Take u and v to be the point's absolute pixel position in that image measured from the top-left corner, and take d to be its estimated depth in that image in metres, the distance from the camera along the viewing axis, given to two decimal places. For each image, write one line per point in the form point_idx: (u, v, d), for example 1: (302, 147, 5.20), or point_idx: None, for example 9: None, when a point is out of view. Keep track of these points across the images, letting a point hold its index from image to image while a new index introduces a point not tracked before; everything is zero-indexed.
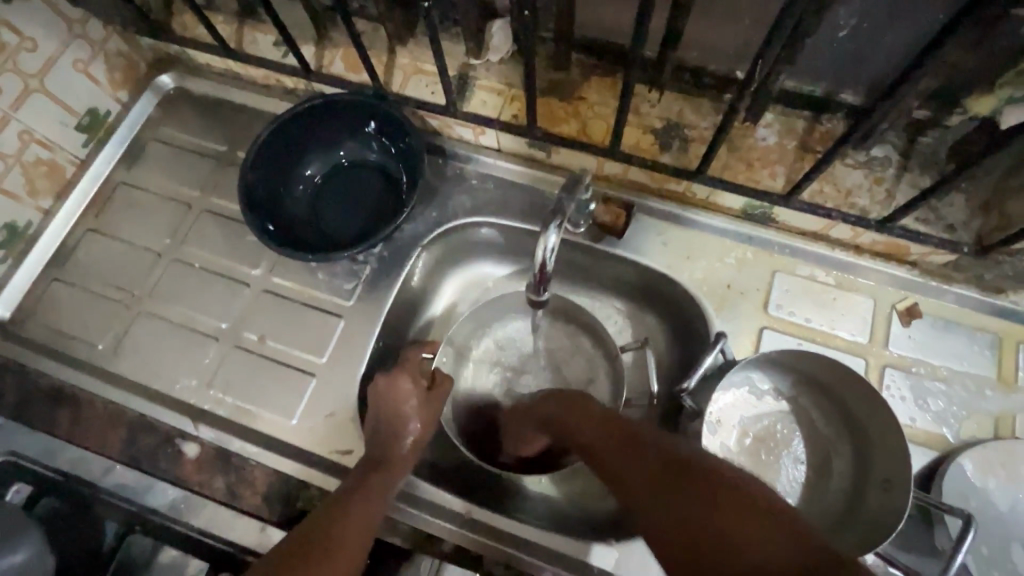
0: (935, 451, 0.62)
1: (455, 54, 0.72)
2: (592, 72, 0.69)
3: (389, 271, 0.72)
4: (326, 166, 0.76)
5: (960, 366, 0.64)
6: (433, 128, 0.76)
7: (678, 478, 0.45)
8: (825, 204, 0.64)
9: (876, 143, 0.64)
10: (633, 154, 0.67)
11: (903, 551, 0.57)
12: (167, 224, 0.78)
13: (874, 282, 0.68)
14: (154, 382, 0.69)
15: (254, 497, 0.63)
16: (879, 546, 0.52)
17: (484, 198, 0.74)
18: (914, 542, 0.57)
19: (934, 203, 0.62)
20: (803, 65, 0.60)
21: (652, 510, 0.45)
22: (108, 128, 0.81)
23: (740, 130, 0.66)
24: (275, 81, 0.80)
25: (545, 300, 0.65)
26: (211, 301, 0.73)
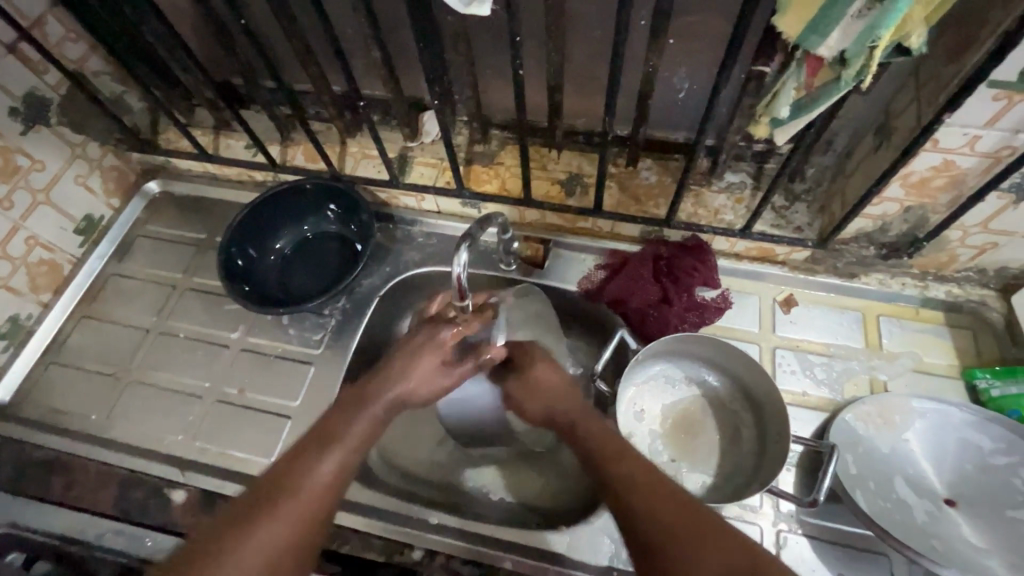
0: (825, 413, 0.73)
1: (395, 139, 0.89)
2: (506, 143, 0.87)
3: (352, 320, 0.84)
4: (294, 239, 0.89)
5: (835, 341, 0.78)
6: (382, 200, 0.91)
7: (658, 491, 0.51)
8: (699, 222, 0.79)
9: (732, 172, 0.81)
10: (545, 202, 0.82)
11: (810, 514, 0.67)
12: (154, 303, 0.89)
13: (756, 282, 0.83)
14: (145, 440, 0.77)
15: None
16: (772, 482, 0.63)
17: (429, 252, 0.89)
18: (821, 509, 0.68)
19: (783, 212, 0.78)
20: (660, 119, 0.78)
21: (634, 498, 0.51)
22: (101, 230, 0.93)
23: (627, 173, 0.83)
24: (248, 177, 0.96)
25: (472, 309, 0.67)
26: (195, 365, 0.82)
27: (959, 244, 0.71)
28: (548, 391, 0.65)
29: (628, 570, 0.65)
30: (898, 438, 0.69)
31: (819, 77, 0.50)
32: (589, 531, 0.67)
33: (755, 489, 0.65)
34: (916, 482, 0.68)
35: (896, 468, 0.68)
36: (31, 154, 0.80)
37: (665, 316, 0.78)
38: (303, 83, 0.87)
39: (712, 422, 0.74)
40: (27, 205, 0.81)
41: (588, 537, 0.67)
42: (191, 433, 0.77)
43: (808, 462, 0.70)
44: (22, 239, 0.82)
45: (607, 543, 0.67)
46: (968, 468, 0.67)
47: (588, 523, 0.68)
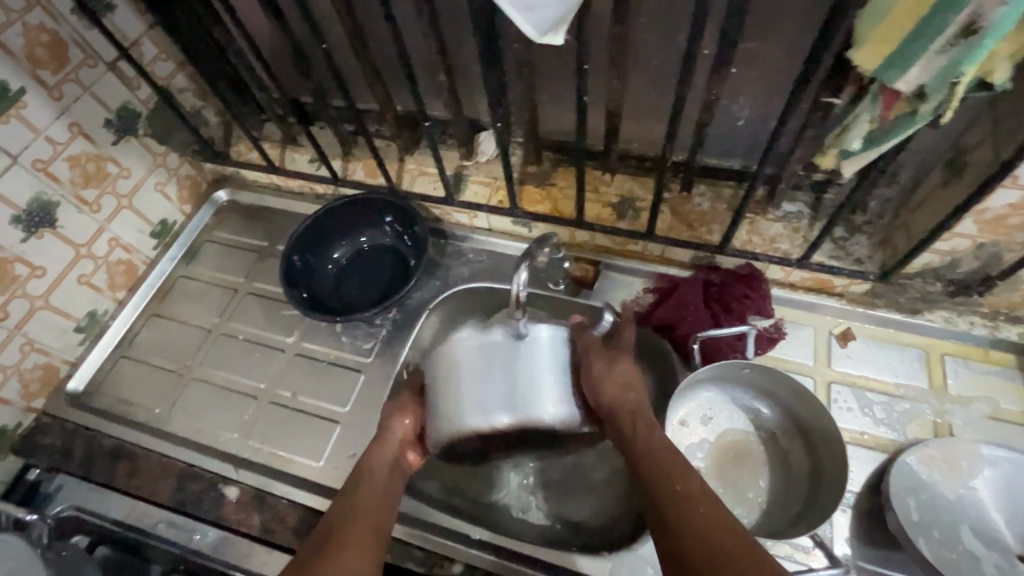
0: (884, 454, 0.70)
1: (451, 158, 0.92)
2: (559, 165, 0.88)
3: (402, 331, 0.86)
4: (350, 250, 0.92)
5: (896, 379, 0.75)
6: (436, 216, 0.94)
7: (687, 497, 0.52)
8: (754, 250, 0.79)
9: (790, 201, 0.79)
10: (596, 224, 0.83)
11: (868, 561, 0.65)
12: (217, 305, 0.93)
13: (812, 314, 0.81)
14: (200, 439, 0.81)
15: (285, 531, 0.72)
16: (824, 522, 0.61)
17: (479, 268, 0.91)
18: (880, 557, 0.65)
19: (842, 243, 0.77)
20: (717, 146, 0.78)
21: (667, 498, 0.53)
22: (173, 234, 0.99)
23: (680, 199, 0.83)
24: (309, 190, 1.01)
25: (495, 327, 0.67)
26: (250, 368, 0.86)
27: None
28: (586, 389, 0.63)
29: None
30: (965, 485, 0.66)
31: (894, 111, 0.49)
32: (629, 560, 0.67)
33: (808, 523, 0.62)
34: (985, 535, 0.63)
35: (963, 517, 0.64)
36: (119, 162, 0.87)
37: (713, 345, 0.77)
38: (368, 103, 0.91)
39: (762, 454, 0.72)
40: (113, 208, 0.88)
41: (629, 565, 0.67)
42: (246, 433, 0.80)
43: (863, 505, 0.68)
44: (106, 240, 0.88)
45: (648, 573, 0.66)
46: None
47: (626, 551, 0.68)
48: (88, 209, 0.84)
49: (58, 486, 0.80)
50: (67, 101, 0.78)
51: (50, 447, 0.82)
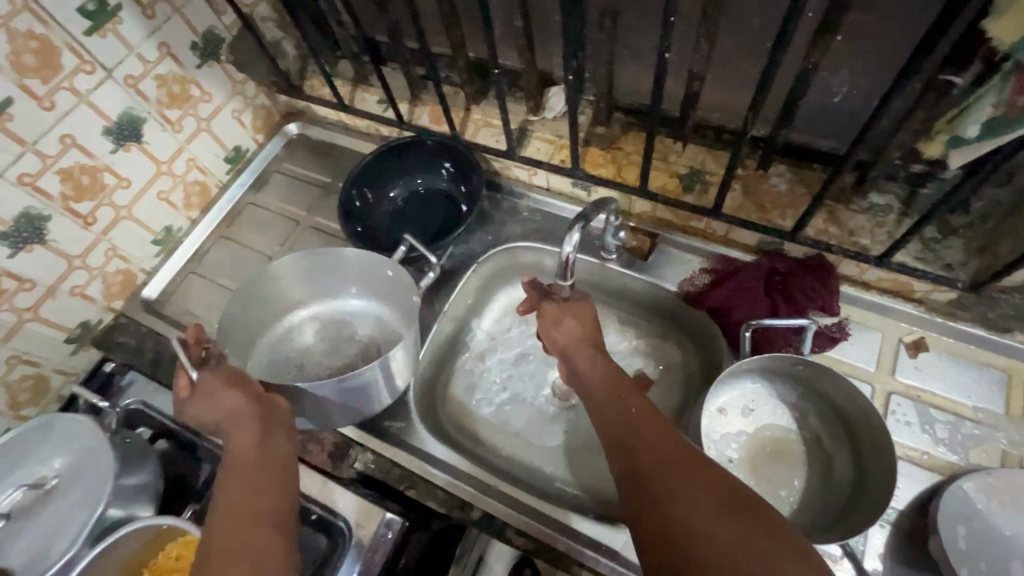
0: (940, 475, 0.65)
1: (517, 111, 0.89)
2: (629, 129, 0.84)
3: (449, 281, 0.87)
4: (406, 191, 0.93)
5: (966, 398, 0.68)
6: (495, 170, 0.93)
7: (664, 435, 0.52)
8: (829, 240, 0.73)
9: (878, 192, 0.72)
10: (659, 194, 0.79)
11: None
12: (279, 235, 0.98)
13: (883, 317, 0.74)
14: (286, 354, 0.83)
15: (321, 453, 0.77)
16: (862, 532, 0.57)
17: (532, 228, 0.89)
18: None
19: (932, 245, 0.69)
20: (804, 123, 0.72)
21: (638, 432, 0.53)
22: (246, 161, 1.04)
23: (754, 177, 0.77)
24: (375, 130, 1.01)
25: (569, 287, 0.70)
26: (298, 270, 0.81)
27: None
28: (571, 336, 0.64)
29: None
30: None
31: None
32: None
33: (837, 530, 0.60)
34: None
35: (1018, 554, 0.59)
36: (202, 86, 0.90)
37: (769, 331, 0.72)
38: (440, 46, 0.90)
39: (802, 454, 0.69)
40: (192, 130, 0.92)
41: None
42: (332, 322, 0.85)
43: (905, 524, 0.64)
44: (184, 160, 0.93)
45: None
46: None
47: None
48: (171, 128, 0.88)
49: (130, 380, 0.87)
50: (159, 21, 0.81)
51: (124, 344, 0.89)
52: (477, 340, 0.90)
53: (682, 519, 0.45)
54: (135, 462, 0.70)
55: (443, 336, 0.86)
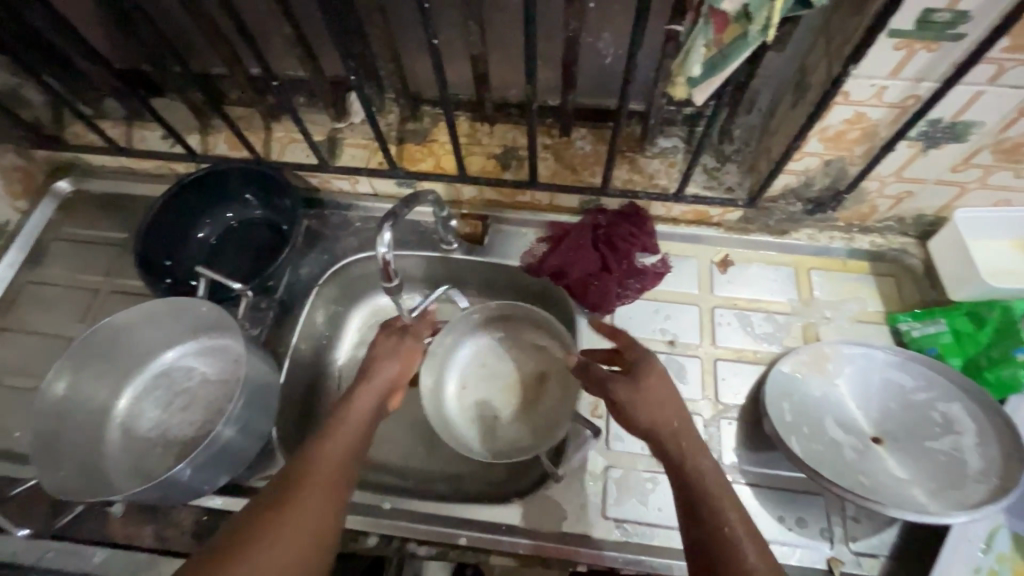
0: (763, 366, 0.75)
1: (322, 123, 0.86)
2: (438, 119, 0.85)
3: (291, 311, 0.81)
4: (218, 229, 0.85)
5: (769, 296, 0.80)
6: (315, 186, 0.88)
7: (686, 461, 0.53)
8: (635, 187, 0.80)
9: (664, 136, 0.81)
10: (480, 177, 0.81)
11: (756, 465, 0.70)
12: (75, 310, 0.83)
13: (696, 245, 0.84)
14: (112, 446, 0.70)
15: (183, 537, 0.67)
16: None
17: (368, 236, 0.86)
18: (767, 459, 0.70)
19: (715, 172, 0.79)
20: (588, 86, 0.78)
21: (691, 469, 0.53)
22: (9, 236, 0.87)
23: (562, 144, 0.82)
24: (168, 170, 0.91)
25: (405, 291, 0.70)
26: (87, 356, 0.69)
27: (878, 195, 0.73)
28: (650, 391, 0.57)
29: (580, 535, 0.66)
30: (829, 383, 0.72)
31: (728, 33, 0.50)
32: (542, 501, 0.68)
33: None
34: (847, 425, 0.70)
35: (829, 410, 0.71)
36: None
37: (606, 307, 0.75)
38: (217, 67, 0.83)
39: None
40: None
41: (539, 505, 0.67)
42: (168, 385, 0.75)
43: (748, 415, 0.73)
44: None
45: (569, 511, 0.67)
46: (894, 407, 0.70)
47: (542, 495, 0.68)
48: None
49: None
50: None
51: None
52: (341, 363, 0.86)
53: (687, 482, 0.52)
54: None
55: (299, 370, 0.80)
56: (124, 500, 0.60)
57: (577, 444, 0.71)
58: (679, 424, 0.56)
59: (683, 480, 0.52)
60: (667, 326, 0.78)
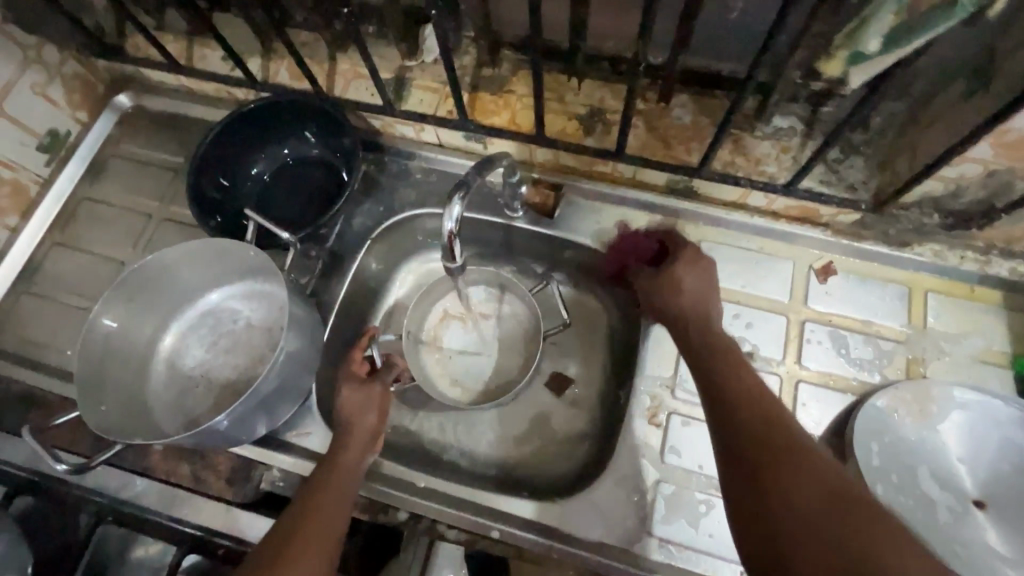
0: (852, 396, 0.66)
1: (391, 58, 0.77)
2: (519, 67, 0.75)
3: (341, 263, 0.76)
4: (273, 164, 0.80)
5: (873, 317, 0.69)
6: (377, 128, 0.81)
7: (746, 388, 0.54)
8: (736, 173, 0.69)
9: (780, 114, 0.69)
10: (559, 140, 0.72)
11: None
12: (129, 234, 0.82)
13: (794, 246, 0.73)
14: (158, 382, 0.70)
15: (218, 481, 0.67)
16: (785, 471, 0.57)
17: (428, 191, 0.79)
18: None
19: (835, 165, 0.68)
20: (702, 45, 0.65)
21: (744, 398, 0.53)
22: (69, 148, 0.85)
23: (657, 111, 0.71)
24: (227, 94, 0.85)
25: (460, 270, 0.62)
26: (135, 289, 0.66)
27: None
28: (693, 291, 0.63)
29: (620, 549, 0.61)
30: (930, 427, 0.63)
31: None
32: (583, 506, 0.63)
33: None
34: (942, 478, 0.62)
35: (923, 457, 0.62)
36: None
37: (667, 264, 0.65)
38: None
39: None
40: None
41: (580, 510, 0.63)
42: (213, 325, 0.73)
43: (826, 448, 0.65)
44: None
45: (609, 522, 0.62)
46: (1003, 468, 0.61)
47: (584, 499, 0.63)
48: None
49: None
50: None
51: None
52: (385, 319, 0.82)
53: (783, 460, 0.48)
54: None
55: (343, 326, 0.76)
56: (164, 445, 0.58)
57: (629, 453, 0.65)
58: (725, 343, 0.59)
59: (782, 474, 0.47)
60: (747, 335, 0.70)
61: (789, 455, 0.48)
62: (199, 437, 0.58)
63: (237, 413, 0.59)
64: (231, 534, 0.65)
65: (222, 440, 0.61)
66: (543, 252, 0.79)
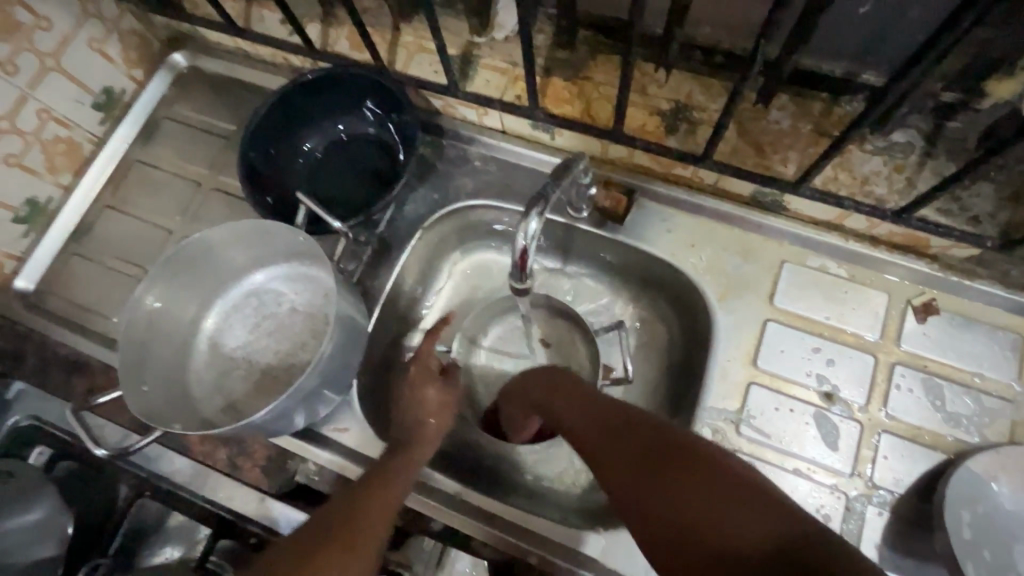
0: (944, 455, 0.59)
1: (459, 32, 0.71)
2: (598, 52, 0.67)
3: (390, 252, 0.72)
4: (326, 140, 0.76)
5: (979, 368, 0.61)
6: (436, 109, 0.75)
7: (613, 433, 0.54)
8: (838, 191, 0.61)
9: (898, 127, 0.60)
10: (637, 137, 0.65)
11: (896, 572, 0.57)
12: (178, 203, 0.80)
13: (893, 277, 0.65)
14: (199, 361, 0.68)
15: (254, 469, 0.68)
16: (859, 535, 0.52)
17: (486, 181, 0.74)
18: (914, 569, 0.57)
19: (956, 192, 0.59)
20: (818, 41, 0.57)
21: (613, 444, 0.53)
22: (124, 107, 0.82)
23: (752, 113, 0.63)
24: (283, 60, 0.80)
25: (529, 289, 0.60)
26: (180, 267, 0.64)
27: None
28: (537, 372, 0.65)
29: None
30: None
31: None
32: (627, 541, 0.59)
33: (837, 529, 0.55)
34: None
35: (1020, 533, 0.55)
36: (33, 9, 0.68)
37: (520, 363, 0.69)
38: None
39: (799, 441, 0.61)
40: (35, 70, 0.71)
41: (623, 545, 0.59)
42: (256, 307, 0.70)
43: (905, 510, 0.58)
44: (33, 111, 0.72)
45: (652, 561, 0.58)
46: None
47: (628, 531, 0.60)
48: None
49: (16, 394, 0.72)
50: None
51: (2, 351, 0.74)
52: (431, 314, 0.78)
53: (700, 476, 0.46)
54: (27, 499, 0.61)
55: (387, 319, 0.73)
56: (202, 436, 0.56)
57: None
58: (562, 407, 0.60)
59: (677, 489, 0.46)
60: (827, 373, 0.62)
61: (709, 467, 0.47)
62: (241, 430, 0.56)
63: (278, 410, 0.56)
64: (262, 522, 0.64)
65: (261, 432, 0.59)
66: (605, 257, 0.73)
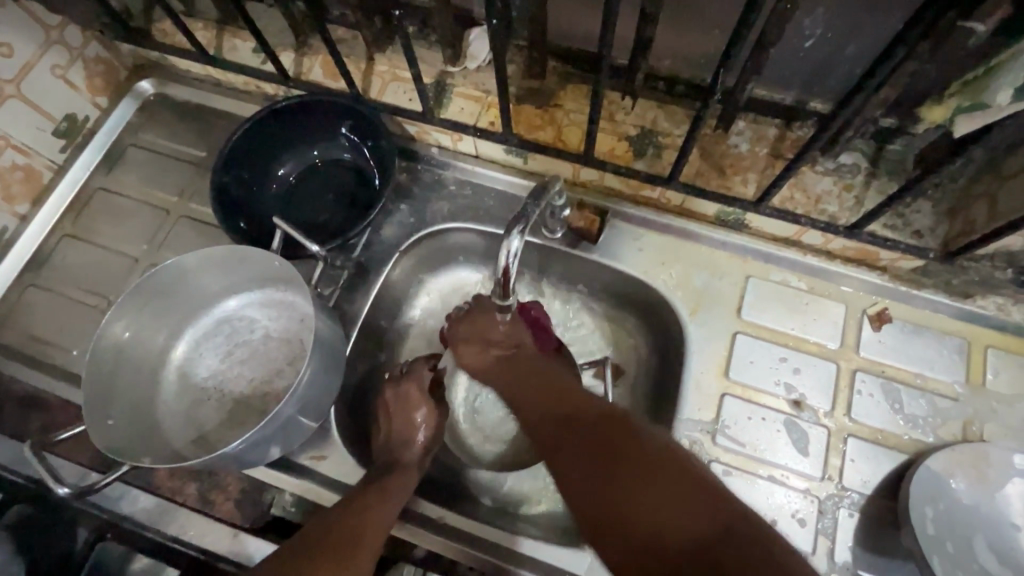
0: (904, 455, 0.62)
1: (433, 62, 0.73)
2: (568, 80, 0.71)
3: (367, 276, 0.72)
4: (300, 166, 0.76)
5: (930, 370, 0.65)
6: (411, 135, 0.77)
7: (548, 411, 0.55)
8: (794, 210, 0.65)
9: (845, 150, 0.65)
10: (607, 161, 0.68)
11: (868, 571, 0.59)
12: (145, 231, 0.78)
13: (850, 289, 0.69)
14: (166, 391, 0.66)
15: (226, 503, 0.65)
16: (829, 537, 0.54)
17: (462, 204, 0.75)
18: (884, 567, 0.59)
19: (900, 209, 0.64)
20: (770, 72, 0.62)
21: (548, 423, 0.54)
22: (86, 134, 0.81)
23: (713, 138, 0.68)
24: (256, 88, 0.81)
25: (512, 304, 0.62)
26: (151, 296, 0.62)
27: None
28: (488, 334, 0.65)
29: None
30: (985, 493, 0.60)
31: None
32: None
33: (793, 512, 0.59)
34: (996, 547, 0.58)
35: (978, 525, 0.59)
36: None
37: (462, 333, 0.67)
38: None
39: (772, 448, 0.63)
40: None
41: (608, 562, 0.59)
42: (228, 334, 0.69)
43: (872, 509, 0.61)
44: None
45: None
46: None
47: None
48: None
49: None
50: None
51: None
52: (408, 337, 0.78)
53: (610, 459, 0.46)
54: None
55: (364, 343, 0.72)
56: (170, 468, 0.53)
57: None
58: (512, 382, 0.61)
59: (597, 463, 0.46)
60: (794, 382, 0.65)
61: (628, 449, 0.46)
62: (218, 460, 0.54)
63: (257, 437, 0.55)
64: (234, 559, 0.61)
65: (239, 462, 0.57)
66: (579, 275, 0.75)
